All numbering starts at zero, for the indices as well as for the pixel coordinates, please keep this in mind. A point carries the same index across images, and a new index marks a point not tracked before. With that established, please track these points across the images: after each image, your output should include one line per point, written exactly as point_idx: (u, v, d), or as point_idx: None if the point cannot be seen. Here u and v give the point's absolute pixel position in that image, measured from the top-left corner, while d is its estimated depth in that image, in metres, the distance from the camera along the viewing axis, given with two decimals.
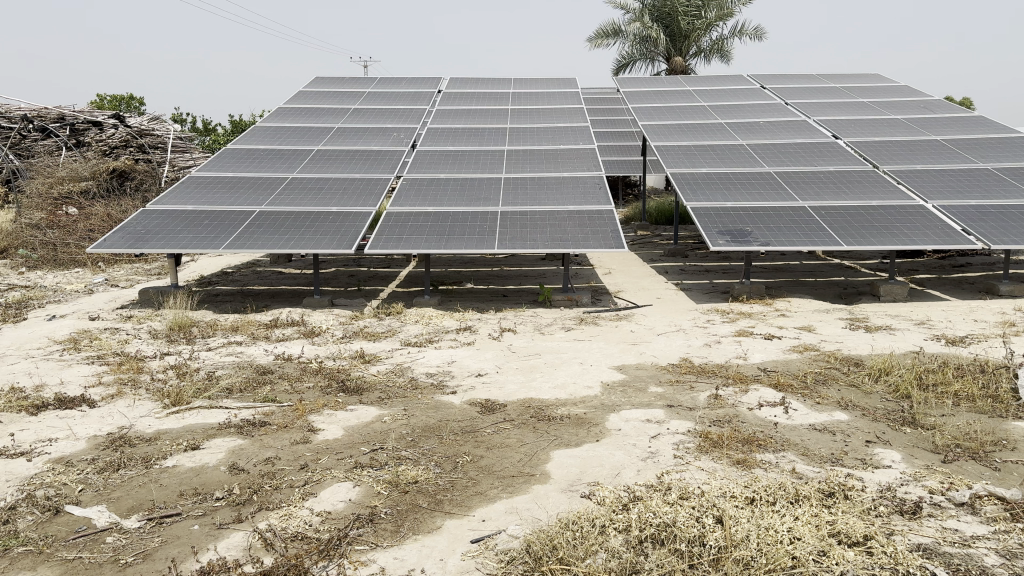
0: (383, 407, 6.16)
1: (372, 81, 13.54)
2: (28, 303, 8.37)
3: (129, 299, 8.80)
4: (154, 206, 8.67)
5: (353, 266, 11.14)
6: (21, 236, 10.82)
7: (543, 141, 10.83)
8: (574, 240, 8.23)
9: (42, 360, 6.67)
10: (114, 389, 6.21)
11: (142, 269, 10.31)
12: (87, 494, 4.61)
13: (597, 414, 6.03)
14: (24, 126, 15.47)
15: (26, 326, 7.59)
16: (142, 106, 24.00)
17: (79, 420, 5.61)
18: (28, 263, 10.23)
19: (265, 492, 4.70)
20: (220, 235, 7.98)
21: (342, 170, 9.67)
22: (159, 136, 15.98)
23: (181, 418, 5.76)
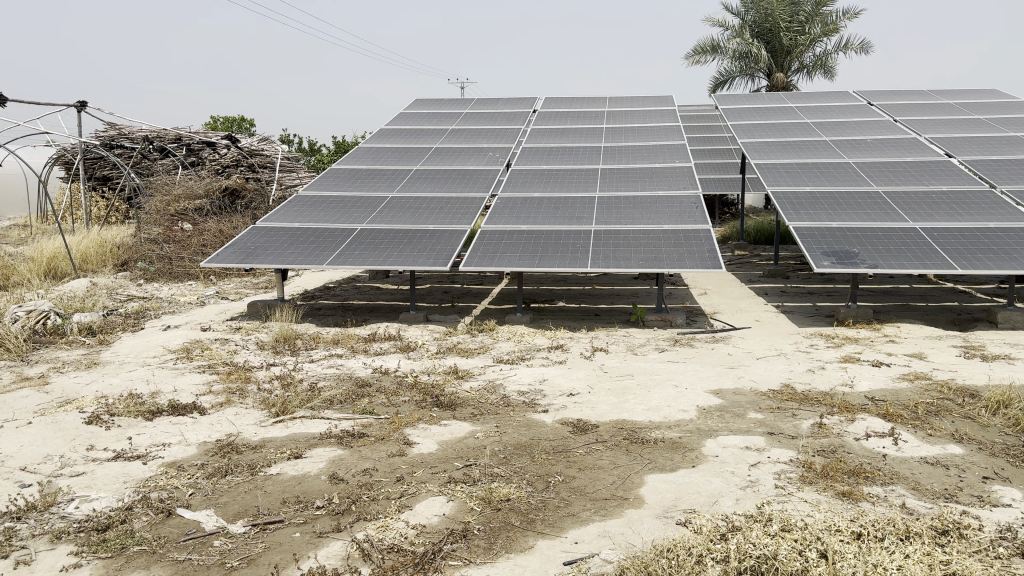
0: (476, 423, 6.19)
1: (469, 101, 13.77)
2: (147, 314, 8.87)
3: (238, 311, 9.20)
4: (263, 223, 9.05)
5: (447, 283, 11.31)
6: (141, 249, 11.51)
7: (639, 160, 10.72)
8: (670, 260, 8.08)
9: (158, 367, 7.04)
10: (223, 397, 6.48)
11: (250, 283, 10.78)
12: (197, 498, 4.81)
13: (694, 439, 5.86)
14: (146, 146, 16.52)
15: (145, 335, 8.03)
16: (252, 127, 25.24)
17: (190, 427, 5.87)
18: (147, 275, 10.88)
19: (362, 503, 4.79)
20: (323, 252, 8.24)
21: (439, 189, 9.85)
22: (268, 156, 16.74)
23: (284, 427, 5.95)
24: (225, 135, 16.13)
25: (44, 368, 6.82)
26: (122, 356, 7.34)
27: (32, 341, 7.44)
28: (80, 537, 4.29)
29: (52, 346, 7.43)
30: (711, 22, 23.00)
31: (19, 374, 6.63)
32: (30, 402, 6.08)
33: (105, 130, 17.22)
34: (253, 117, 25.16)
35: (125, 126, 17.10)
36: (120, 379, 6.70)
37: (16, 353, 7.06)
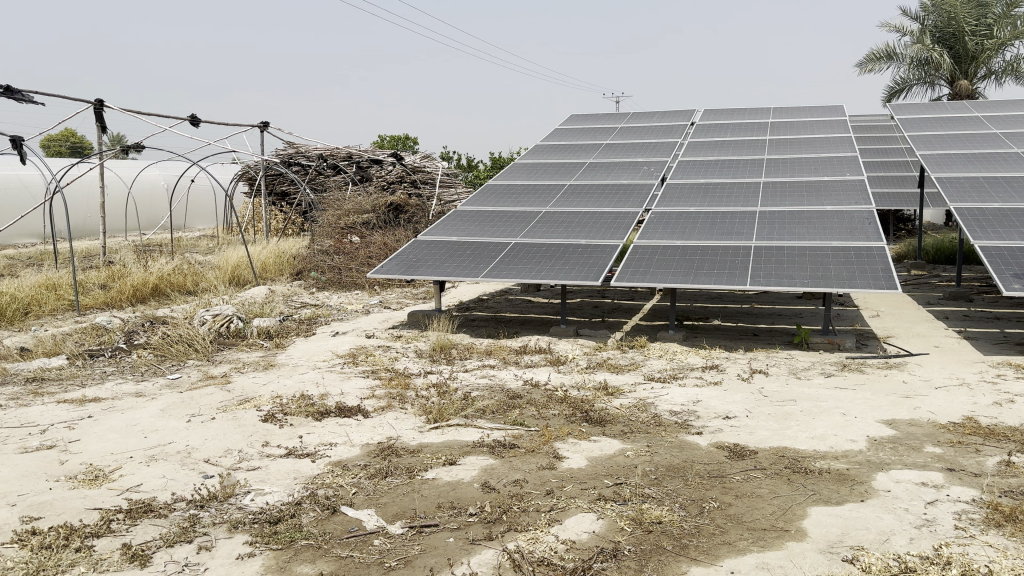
0: (626, 441, 6.10)
1: (625, 116, 13.70)
2: (317, 320, 9.47)
3: (398, 320, 9.62)
4: (424, 237, 9.42)
5: (599, 297, 11.28)
6: (313, 260, 12.33)
7: (804, 173, 10.22)
8: (838, 279, 7.62)
9: (327, 371, 7.49)
10: (384, 401, 6.78)
11: (410, 293, 11.28)
12: (360, 498, 5.05)
13: (862, 471, 5.48)
14: (320, 164, 17.74)
15: (315, 340, 8.59)
16: (416, 145, 26.46)
17: (355, 428, 6.19)
18: (318, 284, 11.64)
19: (514, 513, 4.84)
20: (480, 266, 8.45)
21: (594, 204, 9.85)
22: (430, 172, 17.46)
23: (440, 433, 6.14)
24: (391, 153, 16.98)
25: (227, 368, 7.44)
26: (294, 359, 7.87)
27: (218, 342, 8.13)
28: (255, 527, 4.62)
29: (234, 348, 8.09)
30: (886, 27, 21.57)
31: (206, 373, 7.26)
32: (215, 398, 6.63)
33: (285, 148, 18.64)
34: (416, 136, 26.33)
35: (302, 146, 18.43)
36: (294, 380, 7.18)
37: (204, 353, 7.74)
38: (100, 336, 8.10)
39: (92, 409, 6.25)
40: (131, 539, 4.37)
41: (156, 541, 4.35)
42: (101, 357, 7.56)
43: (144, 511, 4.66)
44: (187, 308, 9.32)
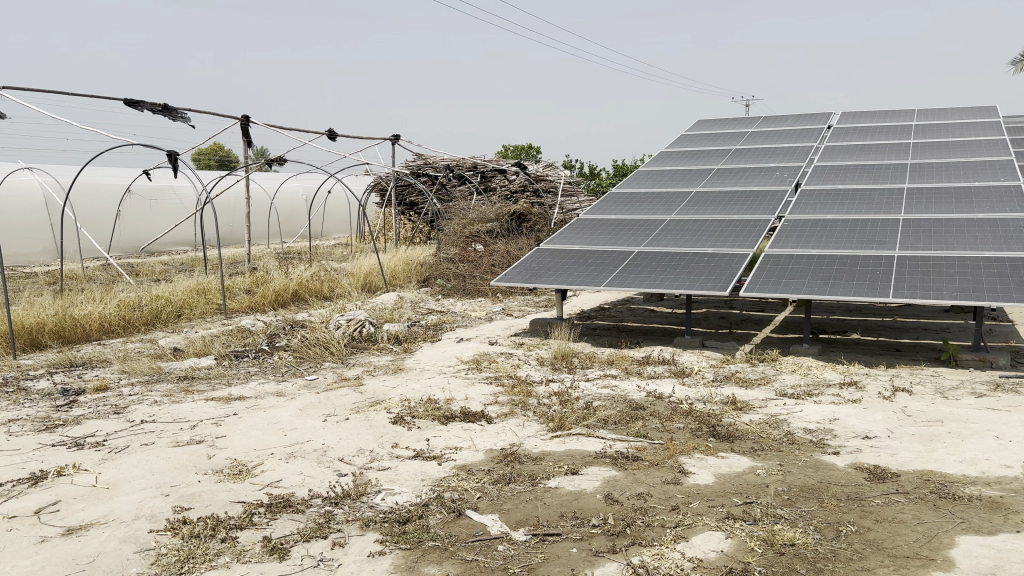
0: (756, 459, 5.88)
1: (755, 120, 13.27)
2: (443, 327, 9.71)
3: (521, 327, 9.71)
4: (547, 246, 9.46)
5: (726, 308, 10.96)
6: (440, 268, 12.65)
7: (953, 177, 9.54)
8: (992, 292, 7.05)
9: (452, 377, 7.65)
10: (507, 408, 6.85)
11: (532, 301, 11.36)
12: (484, 502, 5.12)
13: (1020, 500, 5.03)
14: (446, 174, 18.23)
15: (441, 346, 8.80)
16: (539, 154, 26.69)
17: (479, 434, 6.28)
18: (443, 291, 11.94)
19: (638, 527, 4.76)
20: (602, 275, 8.39)
21: (721, 211, 9.59)
22: (553, 181, 17.56)
23: (562, 442, 6.13)
24: (515, 163, 17.21)
25: (360, 370, 7.74)
26: (422, 363, 8.10)
27: (351, 345, 8.48)
28: (385, 526, 4.76)
29: (365, 352, 8.41)
30: None
31: (340, 375, 7.58)
32: (348, 399, 6.91)
33: (413, 159, 19.25)
34: (539, 145, 26.54)
35: (430, 156, 18.99)
36: (420, 385, 7.37)
37: (338, 356, 8.10)
38: (244, 338, 8.64)
39: (237, 407, 6.65)
40: (270, 532, 4.60)
41: (293, 536, 4.56)
42: (245, 358, 8.04)
43: (282, 506, 4.91)
44: (323, 313, 9.78)
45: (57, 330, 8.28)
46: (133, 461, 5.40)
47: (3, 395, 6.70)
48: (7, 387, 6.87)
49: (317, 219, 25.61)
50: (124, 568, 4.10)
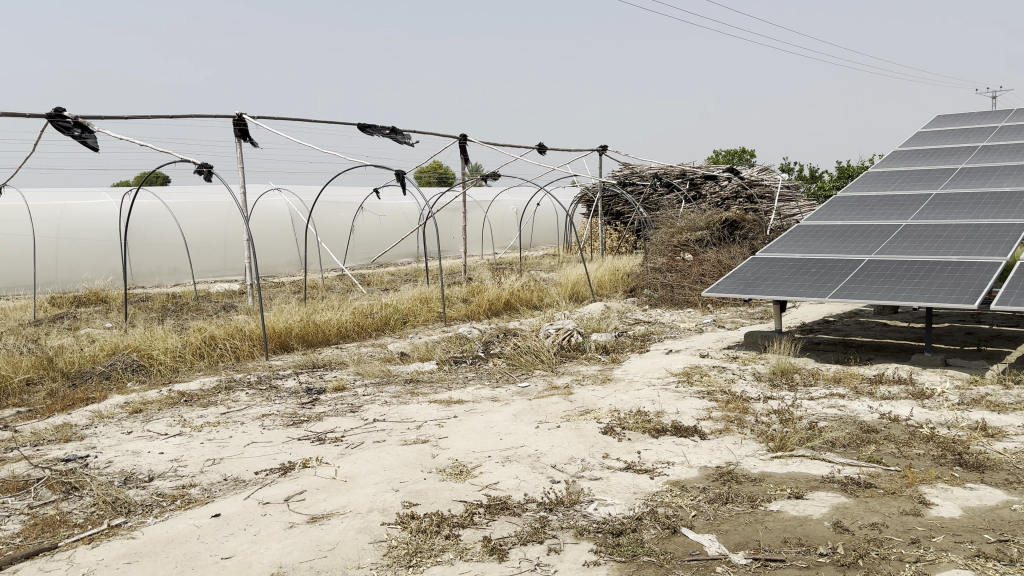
0: (1014, 493, 5.19)
1: (1008, 113, 11.82)
2: (651, 337, 9.59)
3: (735, 340, 9.36)
4: (763, 255, 9.03)
5: (972, 323, 9.84)
6: (647, 277, 12.51)
7: None
8: None
9: (663, 389, 7.51)
10: (722, 424, 6.61)
11: (746, 313, 10.92)
12: (700, 521, 4.96)
13: None
14: (654, 183, 18.06)
15: (651, 357, 8.69)
16: (753, 158, 25.69)
17: (692, 449, 6.11)
18: (651, 301, 11.83)
19: (871, 559, 4.38)
20: (826, 286, 7.85)
21: (967, 216, 8.62)
22: (768, 186, 16.76)
23: (783, 463, 5.80)
24: (727, 169, 16.68)
25: (570, 379, 7.84)
26: (632, 374, 8.04)
27: (561, 354, 8.62)
28: (599, 537, 4.75)
29: (575, 361, 8.51)
30: None
31: (551, 383, 7.72)
32: (560, 407, 7.02)
33: (620, 170, 19.31)
34: (753, 150, 25.52)
35: (638, 166, 18.97)
36: (631, 396, 7.31)
37: (549, 364, 8.26)
38: (461, 344, 9.07)
39: (457, 410, 6.99)
40: (490, 533, 4.75)
41: (512, 538, 4.68)
42: (463, 363, 8.44)
43: (500, 508, 5.06)
44: (534, 322, 10.04)
45: (301, 334, 9.19)
46: (366, 457, 5.83)
47: (258, 391, 7.53)
48: (262, 385, 7.73)
49: (527, 230, 26.47)
50: (360, 557, 4.40)
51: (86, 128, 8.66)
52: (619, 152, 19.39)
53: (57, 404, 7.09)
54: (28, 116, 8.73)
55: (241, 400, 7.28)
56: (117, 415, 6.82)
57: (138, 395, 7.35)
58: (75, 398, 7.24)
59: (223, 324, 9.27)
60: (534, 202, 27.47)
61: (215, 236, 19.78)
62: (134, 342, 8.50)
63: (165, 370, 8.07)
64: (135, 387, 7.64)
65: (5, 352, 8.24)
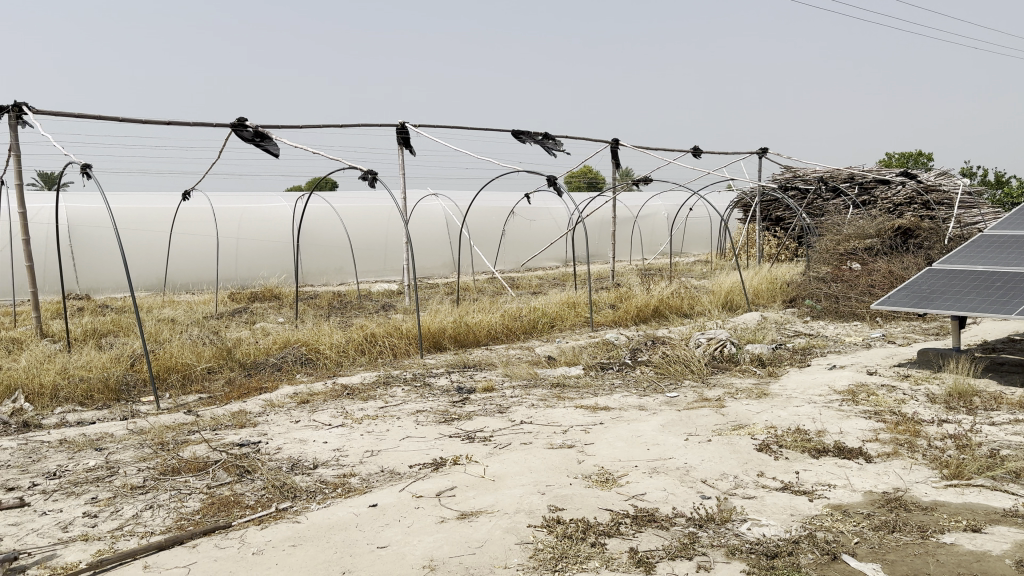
0: None
1: None
2: (812, 351, 9.10)
3: (906, 357, 8.69)
4: (941, 266, 8.34)
5: None
6: (808, 287, 11.92)
7: None
8: None
9: (824, 407, 7.09)
10: (890, 447, 6.15)
11: (919, 328, 10.14)
12: (863, 549, 4.63)
13: None
14: (818, 188, 17.19)
15: (812, 372, 8.24)
16: (930, 161, 23.94)
17: (856, 473, 5.73)
18: (813, 312, 11.29)
19: None
20: (1014, 301, 7.12)
21: None
22: (947, 192, 15.54)
23: (960, 493, 5.31)
24: (900, 173, 15.66)
25: (722, 392, 7.57)
26: (789, 390, 7.65)
27: (713, 365, 8.36)
28: (752, 557, 4.54)
29: (728, 373, 8.21)
30: None
31: (701, 395, 7.50)
32: (710, 420, 6.80)
33: (782, 172, 18.75)
34: (931, 152, 23.75)
35: (801, 168, 18.31)
36: (789, 413, 6.96)
37: (699, 375, 8.03)
38: (609, 351, 9.03)
39: (603, 416, 6.94)
40: (637, 544, 4.66)
41: (659, 551, 4.57)
42: (610, 370, 8.38)
43: (648, 520, 4.96)
44: (684, 331, 9.81)
45: (454, 335, 9.47)
46: (514, 458, 5.91)
47: (413, 388, 7.83)
48: (416, 381, 8.03)
49: (679, 236, 26.03)
50: (507, 557, 4.45)
51: (264, 136, 9.32)
52: (781, 155, 18.89)
53: (235, 392, 7.70)
54: (216, 126, 9.53)
55: (397, 395, 7.60)
56: (286, 404, 7.31)
57: (305, 387, 7.85)
58: (250, 387, 7.84)
59: (383, 322, 9.73)
60: (687, 207, 26.80)
61: (376, 230, 20.90)
62: (303, 337, 9.10)
63: (329, 363, 8.57)
64: (302, 378, 8.18)
65: (192, 342, 9.06)
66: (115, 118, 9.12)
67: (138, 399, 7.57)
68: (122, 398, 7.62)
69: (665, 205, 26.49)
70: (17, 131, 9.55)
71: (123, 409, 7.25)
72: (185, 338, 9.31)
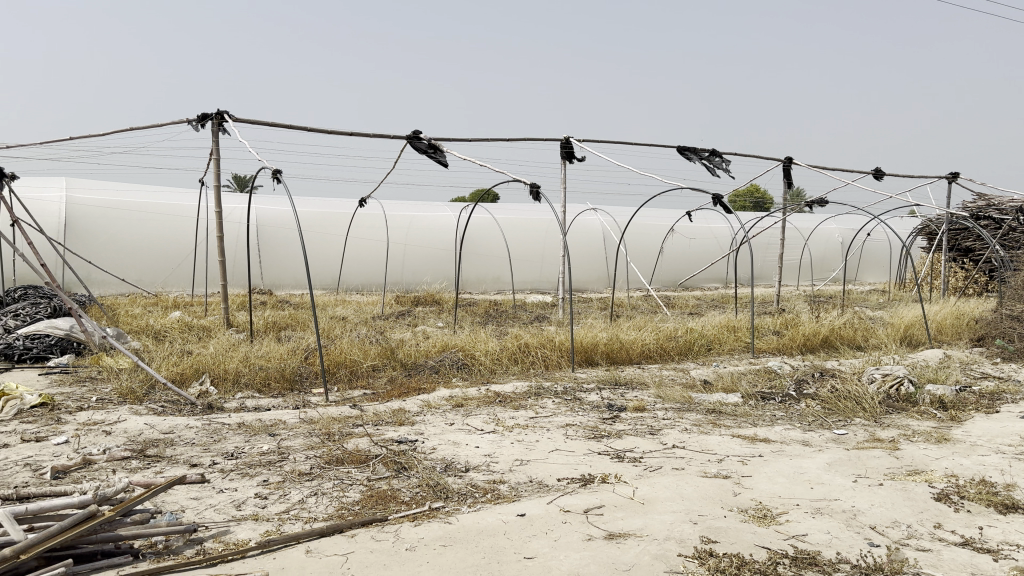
0: None
1: None
2: (1002, 396, 8.23)
3: None
4: None
5: None
6: (1000, 325, 10.83)
7: None
8: None
9: (1015, 459, 6.38)
10: None
11: None
12: None
13: None
14: (1016, 219, 15.66)
15: (1001, 419, 7.44)
16: None
17: None
18: (1004, 353, 10.25)
19: None
20: None
21: None
22: None
23: None
24: None
25: (896, 434, 7.00)
26: (974, 437, 6.95)
27: (886, 404, 7.76)
28: None
29: (903, 414, 7.59)
30: None
31: (873, 434, 6.98)
32: (881, 463, 6.31)
33: (972, 201, 17.37)
34: None
35: (995, 197, 16.89)
36: (972, 462, 6.33)
37: (872, 414, 7.47)
38: (771, 380, 8.62)
39: (763, 448, 6.62)
40: None
41: None
42: (771, 400, 7.99)
43: (808, 564, 4.61)
44: (856, 364, 9.18)
45: (607, 350, 9.40)
46: (665, 483, 5.74)
47: (564, 401, 7.83)
48: (567, 395, 8.01)
49: (853, 264, 24.59)
50: None
51: (436, 147, 9.67)
52: (972, 181, 17.49)
53: (395, 390, 8.03)
54: (391, 138, 10.01)
55: (548, 407, 7.63)
56: (442, 406, 7.53)
57: (460, 391, 8.04)
58: (410, 387, 8.15)
59: (537, 333, 9.82)
60: (864, 233, 25.24)
61: (534, 242, 21.21)
62: (460, 342, 9.36)
63: (483, 370, 8.76)
64: (458, 382, 8.40)
65: (360, 340, 9.54)
66: (303, 128, 9.83)
67: (308, 390, 8.07)
68: (294, 388, 8.14)
69: (838, 230, 25.09)
70: (218, 137, 10.48)
71: (295, 399, 7.75)
72: (354, 336, 9.82)
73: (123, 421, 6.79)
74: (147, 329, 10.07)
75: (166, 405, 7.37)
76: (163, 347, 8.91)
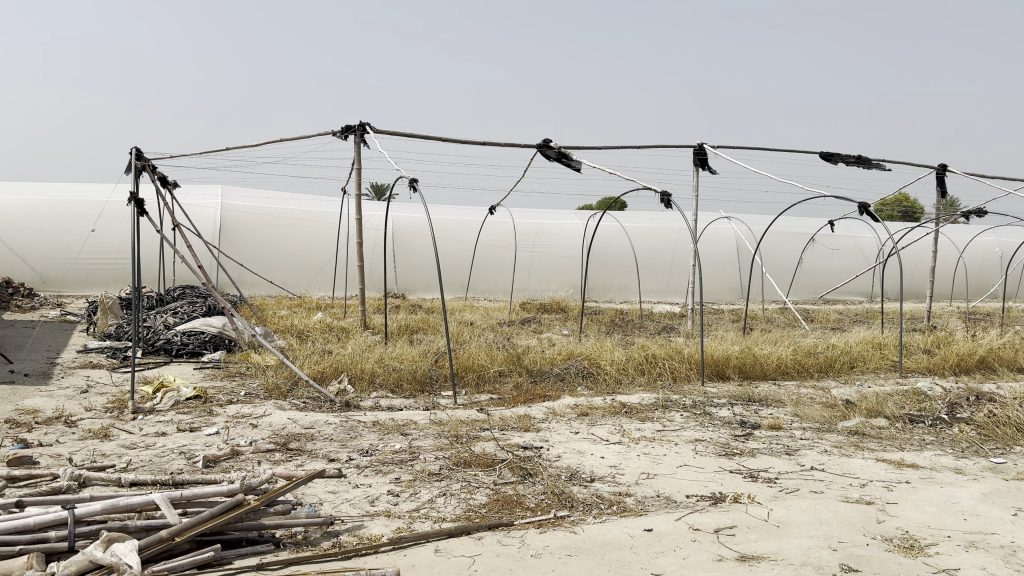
0: None
1: None
2: None
3: None
4: None
5: None
6: None
7: None
8: None
9: None
10: None
11: None
12: None
13: None
14: None
15: None
16: None
17: None
18: None
19: None
20: None
21: None
22: None
23: None
24: None
25: None
26: None
27: None
28: None
29: None
30: None
31: None
32: None
33: None
34: None
35: None
36: None
37: None
38: (920, 402, 8.06)
39: (911, 475, 6.19)
40: None
41: None
42: (921, 424, 7.48)
43: None
44: (1018, 388, 8.43)
45: (739, 364, 9.09)
46: (802, 506, 5.47)
47: (693, 415, 7.63)
48: (696, 409, 7.81)
49: (1015, 278, 22.66)
50: None
51: (566, 155, 9.70)
52: None
53: (522, 396, 8.10)
54: (521, 147, 10.14)
55: (676, 420, 7.46)
56: (568, 414, 7.52)
57: (586, 400, 8.01)
58: (535, 394, 8.19)
59: (665, 345, 9.65)
60: None
61: (661, 251, 20.88)
62: (586, 351, 9.34)
63: (609, 380, 8.69)
64: (584, 391, 8.36)
65: (487, 345, 9.70)
66: (438, 139, 10.12)
67: (438, 393, 8.26)
68: (425, 390, 8.34)
69: (998, 241, 23.20)
70: (359, 148, 10.97)
71: (425, 401, 7.96)
72: (482, 341, 9.99)
73: (268, 415, 7.20)
74: (292, 329, 10.66)
75: (307, 401, 7.76)
76: (305, 347, 9.41)
